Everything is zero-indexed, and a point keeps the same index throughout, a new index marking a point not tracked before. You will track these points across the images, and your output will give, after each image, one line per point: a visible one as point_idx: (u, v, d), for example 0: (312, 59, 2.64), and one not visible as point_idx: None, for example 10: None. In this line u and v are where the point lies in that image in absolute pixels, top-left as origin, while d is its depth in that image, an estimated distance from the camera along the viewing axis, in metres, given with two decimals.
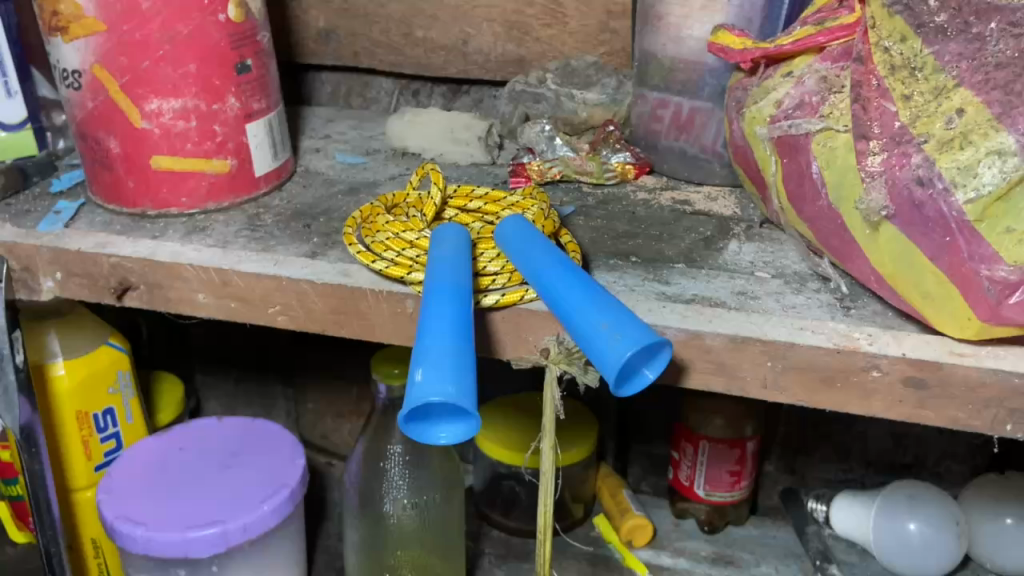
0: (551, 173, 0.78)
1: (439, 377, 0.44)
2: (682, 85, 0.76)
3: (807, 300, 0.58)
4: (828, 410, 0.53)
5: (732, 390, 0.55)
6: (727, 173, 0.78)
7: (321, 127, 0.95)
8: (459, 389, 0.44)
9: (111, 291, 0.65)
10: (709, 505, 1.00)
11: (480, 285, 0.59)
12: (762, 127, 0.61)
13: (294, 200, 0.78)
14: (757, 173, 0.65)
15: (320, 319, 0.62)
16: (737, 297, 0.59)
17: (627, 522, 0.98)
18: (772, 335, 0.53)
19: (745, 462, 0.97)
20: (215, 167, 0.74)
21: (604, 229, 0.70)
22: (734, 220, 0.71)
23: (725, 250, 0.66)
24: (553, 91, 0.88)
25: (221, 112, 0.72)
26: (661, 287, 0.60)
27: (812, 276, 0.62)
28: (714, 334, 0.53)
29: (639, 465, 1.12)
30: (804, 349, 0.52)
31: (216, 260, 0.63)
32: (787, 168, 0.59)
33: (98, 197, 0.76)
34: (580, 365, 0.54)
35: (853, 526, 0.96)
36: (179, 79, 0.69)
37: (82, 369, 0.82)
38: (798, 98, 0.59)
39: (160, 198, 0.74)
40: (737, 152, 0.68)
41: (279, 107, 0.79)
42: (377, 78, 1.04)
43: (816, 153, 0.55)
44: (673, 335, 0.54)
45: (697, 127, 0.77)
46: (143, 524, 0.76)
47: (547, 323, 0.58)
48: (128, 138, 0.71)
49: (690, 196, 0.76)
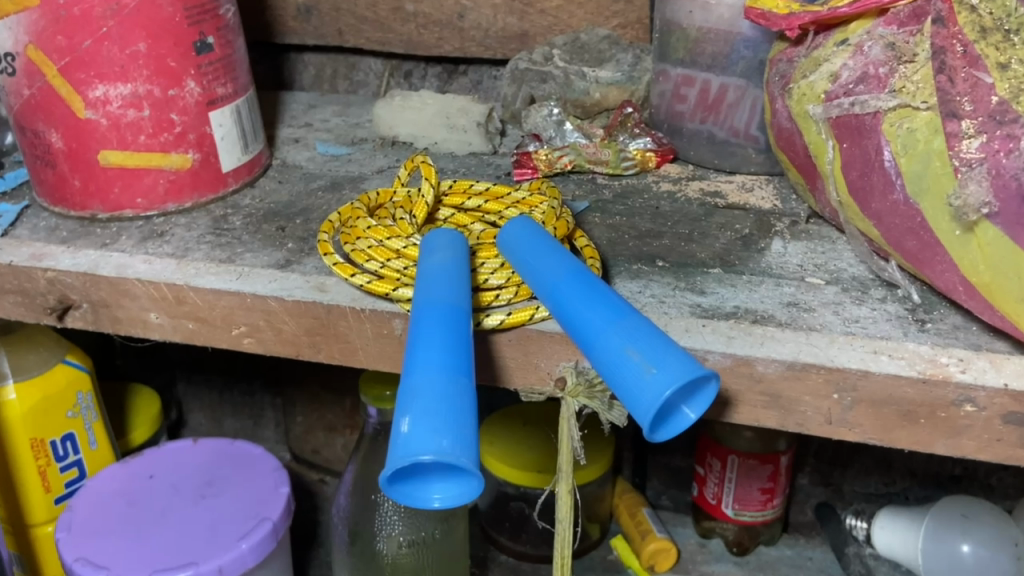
0: (561, 164, 0.68)
1: (430, 427, 0.34)
2: (712, 59, 0.66)
3: (872, 312, 0.49)
4: (907, 450, 0.44)
5: (789, 425, 0.45)
6: (764, 159, 0.68)
7: (301, 114, 0.86)
8: (455, 441, 0.33)
9: (50, 311, 0.56)
10: (738, 525, 0.91)
11: (481, 302, 0.49)
12: (814, 105, 0.51)
13: (268, 198, 0.68)
14: (806, 160, 0.55)
15: (293, 342, 0.52)
16: (788, 310, 0.49)
17: (648, 546, 0.88)
18: (839, 361, 0.43)
19: (779, 479, 0.87)
20: (174, 162, 0.64)
21: (624, 227, 0.60)
22: (775, 215, 0.62)
23: (768, 251, 0.57)
24: (561, 68, 0.78)
25: (179, 98, 0.62)
26: (696, 298, 0.51)
27: (874, 282, 0.52)
28: (767, 360, 0.44)
29: (659, 478, 1.02)
30: (880, 378, 0.42)
31: (170, 273, 0.54)
32: (847, 155, 0.49)
33: (43, 198, 0.66)
34: (603, 399, 0.45)
35: (899, 548, 0.85)
36: (127, 60, 0.60)
37: (35, 392, 0.72)
38: (860, 69, 0.49)
39: (112, 199, 0.64)
40: (780, 135, 0.58)
41: (249, 91, 0.69)
42: (365, 59, 0.94)
43: (888, 135, 0.46)
44: (717, 362, 0.44)
45: (728, 106, 0.67)
46: (106, 568, 0.67)
47: (562, 346, 0.48)
48: (71, 130, 0.61)
49: (721, 186, 0.67)
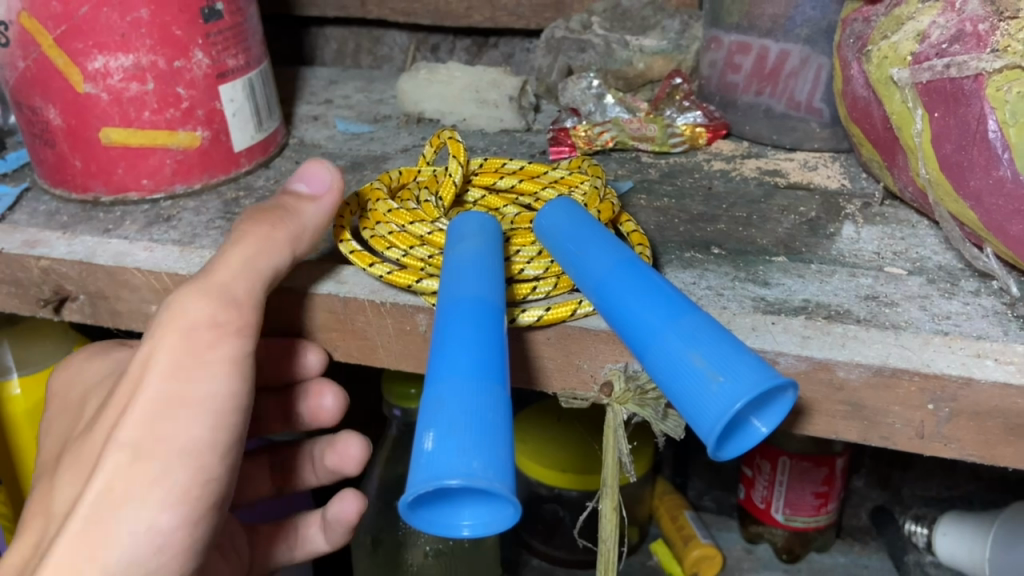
0: (602, 140, 0.62)
1: (456, 444, 0.27)
2: (772, 22, 0.59)
3: (965, 308, 0.42)
4: (1012, 468, 0.38)
5: (872, 439, 0.39)
6: (829, 134, 0.61)
7: (322, 90, 0.80)
8: (488, 463, 0.27)
9: (45, 303, 0.51)
10: (789, 530, 0.85)
11: (517, 295, 0.44)
12: (898, 69, 0.45)
13: (283, 179, 0.63)
14: (885, 134, 0.49)
15: (307, 338, 0.47)
16: (867, 305, 0.43)
17: (692, 552, 0.83)
18: (937, 366, 0.37)
19: (834, 482, 0.80)
20: (181, 141, 0.59)
21: (673, 211, 0.54)
22: (844, 196, 0.55)
23: (839, 236, 0.50)
24: (600, 36, 0.71)
25: (185, 70, 0.57)
26: (759, 291, 0.45)
27: (965, 272, 0.46)
28: (850, 365, 0.38)
29: (701, 478, 0.96)
30: (985, 387, 0.36)
31: (172, 262, 0.49)
32: (939, 126, 0.42)
33: (44, 180, 0.61)
34: (656, 408, 0.39)
35: (961, 553, 0.77)
36: (128, 28, 0.54)
37: (41, 386, 0.65)
38: (954, 27, 0.42)
39: (114, 180, 0.59)
40: (852, 105, 0.51)
41: (262, 64, 0.63)
42: (390, 32, 0.89)
43: (994, 101, 0.39)
44: (791, 365, 0.39)
45: (788, 75, 0.60)
46: None
47: (609, 346, 0.42)
48: (71, 106, 0.56)
49: (782, 164, 0.60)
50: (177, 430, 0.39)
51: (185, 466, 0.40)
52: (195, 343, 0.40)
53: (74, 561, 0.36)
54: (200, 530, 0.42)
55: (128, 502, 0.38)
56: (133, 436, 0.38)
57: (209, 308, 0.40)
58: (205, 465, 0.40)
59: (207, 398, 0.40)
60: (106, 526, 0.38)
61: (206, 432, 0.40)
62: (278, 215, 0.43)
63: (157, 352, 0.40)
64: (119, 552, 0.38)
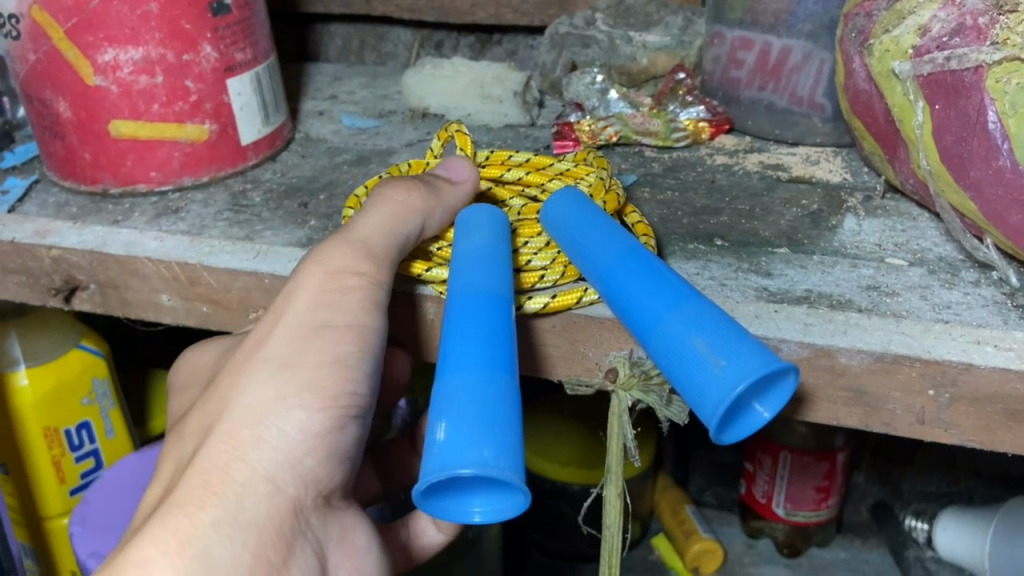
0: (606, 135, 0.63)
1: (467, 434, 0.28)
2: (774, 18, 0.60)
3: (965, 297, 0.43)
4: (1011, 453, 0.38)
5: (873, 425, 0.40)
6: (831, 129, 0.62)
7: (327, 86, 0.81)
8: (499, 452, 0.28)
9: (56, 292, 0.52)
10: (789, 525, 0.85)
11: (524, 284, 0.45)
12: (899, 62, 0.45)
13: (290, 172, 0.64)
14: (886, 127, 0.50)
15: None
16: (869, 294, 0.44)
17: (694, 546, 0.83)
18: (938, 352, 0.38)
19: (835, 477, 0.81)
20: (190, 134, 0.59)
21: (677, 204, 0.55)
22: (845, 189, 0.56)
23: (840, 228, 0.51)
24: (604, 32, 0.72)
25: (194, 64, 0.58)
26: (762, 281, 0.45)
27: (965, 263, 0.46)
28: (851, 352, 0.38)
29: (703, 473, 0.96)
30: (985, 372, 0.37)
31: (182, 251, 0.49)
32: (940, 118, 0.43)
33: (53, 172, 0.62)
34: (660, 393, 0.40)
35: (961, 548, 0.78)
36: (138, 21, 0.55)
37: (49, 378, 0.66)
38: (955, 20, 0.43)
39: (123, 172, 0.60)
40: (854, 99, 0.52)
41: (270, 58, 0.64)
42: (394, 29, 0.89)
43: (993, 93, 0.40)
44: (793, 352, 0.39)
45: (790, 71, 0.61)
46: None
47: (614, 334, 0.43)
48: (81, 98, 0.57)
49: (784, 159, 0.61)
50: (324, 345, 0.38)
51: (335, 377, 0.37)
52: (339, 275, 0.39)
53: (218, 463, 0.34)
54: (349, 453, 0.39)
55: (277, 408, 0.36)
56: (282, 351, 0.37)
57: (352, 250, 0.40)
58: (354, 380, 0.38)
59: (352, 323, 0.39)
60: (251, 431, 0.35)
61: (356, 349, 0.38)
62: (417, 187, 0.44)
63: (301, 286, 0.39)
64: (268, 456, 0.35)
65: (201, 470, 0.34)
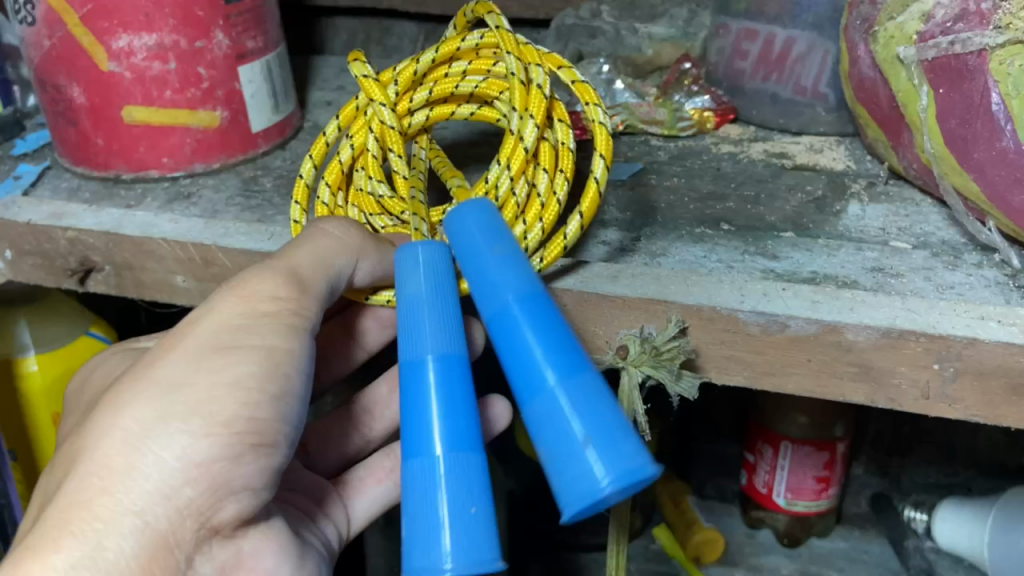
0: (613, 123, 0.64)
1: (425, 545, 0.32)
2: (779, 8, 0.61)
3: (969, 278, 0.44)
4: (1014, 427, 0.39)
5: (879, 401, 0.41)
6: (834, 118, 0.63)
7: (333, 77, 0.82)
8: (457, 556, 0.31)
9: (72, 273, 0.52)
10: (790, 515, 0.86)
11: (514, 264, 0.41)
12: (904, 47, 0.46)
13: (299, 160, 0.64)
14: (891, 112, 0.51)
15: None
16: (873, 275, 0.44)
17: (695, 537, 0.84)
18: (943, 327, 0.38)
19: (835, 467, 0.82)
20: (201, 120, 0.60)
21: (684, 190, 0.56)
22: (849, 176, 0.57)
23: (845, 213, 0.52)
24: (610, 24, 0.73)
25: (206, 51, 0.58)
26: (768, 263, 0.46)
27: (968, 246, 0.47)
28: (858, 327, 0.39)
29: (704, 465, 0.97)
30: (989, 347, 0.37)
31: (197, 233, 0.50)
32: (944, 102, 0.44)
33: (66, 159, 0.63)
34: (671, 369, 0.41)
35: (959, 537, 0.79)
36: (152, 8, 0.56)
37: (58, 364, 0.66)
38: (958, 6, 0.44)
39: (136, 158, 0.60)
40: (859, 86, 0.53)
41: (280, 47, 0.65)
42: (399, 23, 0.90)
43: (997, 75, 0.41)
44: (801, 329, 0.40)
45: (794, 61, 0.62)
46: None
47: (625, 312, 0.43)
48: (95, 84, 0.58)
49: (788, 148, 0.62)
50: (224, 368, 0.36)
51: (230, 401, 0.35)
52: (258, 302, 0.38)
53: (89, 489, 0.33)
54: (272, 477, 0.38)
55: (158, 433, 0.34)
56: (175, 374, 0.35)
57: (274, 276, 0.38)
58: (257, 405, 0.36)
59: (268, 347, 0.37)
60: (127, 458, 0.33)
61: (259, 369, 0.36)
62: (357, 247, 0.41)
63: (212, 311, 0.37)
64: (145, 480, 0.33)
65: (64, 505, 0.32)
